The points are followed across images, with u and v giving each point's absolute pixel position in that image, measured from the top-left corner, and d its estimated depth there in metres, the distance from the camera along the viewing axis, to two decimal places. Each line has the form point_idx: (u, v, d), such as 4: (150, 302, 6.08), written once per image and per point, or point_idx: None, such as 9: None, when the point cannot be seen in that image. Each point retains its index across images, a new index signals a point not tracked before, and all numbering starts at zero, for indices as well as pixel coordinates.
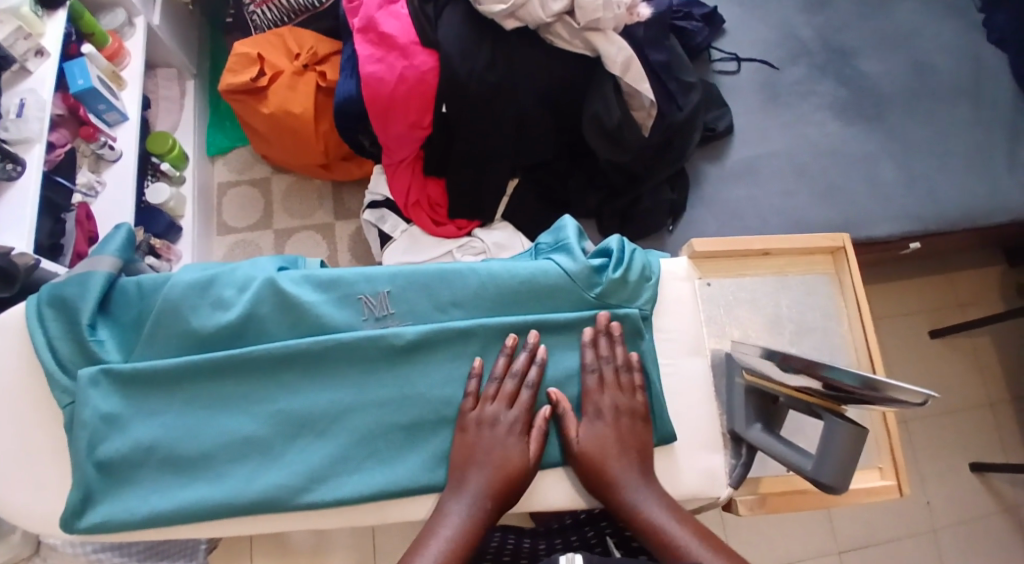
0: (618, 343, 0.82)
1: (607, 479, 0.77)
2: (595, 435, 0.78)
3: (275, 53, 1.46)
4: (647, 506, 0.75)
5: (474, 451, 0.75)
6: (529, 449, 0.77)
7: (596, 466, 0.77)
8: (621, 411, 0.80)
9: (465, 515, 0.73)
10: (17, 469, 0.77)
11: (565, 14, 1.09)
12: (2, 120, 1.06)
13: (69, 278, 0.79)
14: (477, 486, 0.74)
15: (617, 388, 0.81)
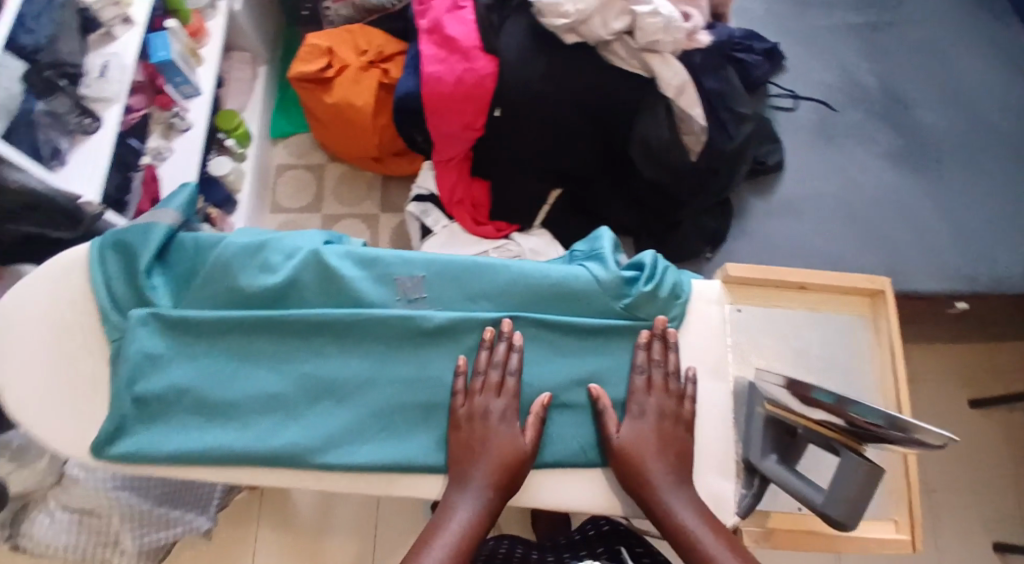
0: (672, 350, 0.81)
1: (643, 479, 0.76)
2: (637, 435, 0.77)
3: (344, 48, 1.51)
4: (681, 511, 0.75)
5: (475, 443, 0.76)
6: (522, 440, 0.77)
7: (634, 466, 0.76)
8: (666, 415, 0.79)
9: (472, 509, 0.74)
10: (57, 396, 0.79)
11: (625, 33, 1.11)
12: (84, 79, 1.13)
13: (133, 225, 0.82)
14: (479, 481, 0.75)
15: (664, 391, 0.80)
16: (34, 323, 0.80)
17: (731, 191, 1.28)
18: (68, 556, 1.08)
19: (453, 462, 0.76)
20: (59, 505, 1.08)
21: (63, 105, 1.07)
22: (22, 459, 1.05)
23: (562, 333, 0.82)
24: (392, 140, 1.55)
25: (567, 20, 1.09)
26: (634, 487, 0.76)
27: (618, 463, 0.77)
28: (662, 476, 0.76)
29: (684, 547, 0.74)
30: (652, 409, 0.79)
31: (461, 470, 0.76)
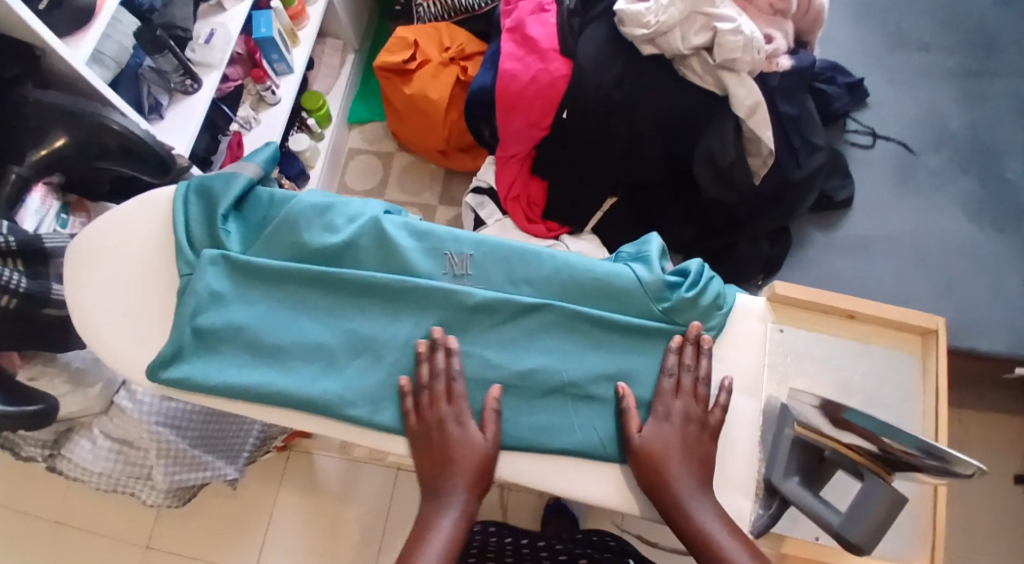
0: (705, 356, 0.78)
1: (664, 479, 0.74)
2: (658, 436, 0.75)
3: (429, 43, 1.67)
4: (703, 515, 0.73)
5: (441, 455, 0.75)
6: (479, 441, 0.75)
7: (653, 468, 0.74)
8: (692, 420, 0.76)
9: (455, 521, 0.73)
10: (123, 322, 0.80)
11: (703, 49, 1.12)
12: (192, 43, 1.26)
13: (216, 173, 0.84)
14: (457, 493, 0.74)
15: (692, 397, 0.77)
16: (111, 249, 0.82)
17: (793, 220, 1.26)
18: (106, 478, 1.16)
19: (427, 474, 0.75)
20: (101, 432, 1.13)
21: (169, 65, 1.17)
22: (78, 382, 1.08)
23: (596, 326, 0.80)
24: (459, 135, 1.71)
25: (646, 31, 1.11)
26: (652, 489, 0.74)
27: (637, 462, 0.75)
28: (687, 482, 0.74)
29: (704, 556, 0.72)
30: (678, 413, 0.76)
31: (437, 482, 0.74)
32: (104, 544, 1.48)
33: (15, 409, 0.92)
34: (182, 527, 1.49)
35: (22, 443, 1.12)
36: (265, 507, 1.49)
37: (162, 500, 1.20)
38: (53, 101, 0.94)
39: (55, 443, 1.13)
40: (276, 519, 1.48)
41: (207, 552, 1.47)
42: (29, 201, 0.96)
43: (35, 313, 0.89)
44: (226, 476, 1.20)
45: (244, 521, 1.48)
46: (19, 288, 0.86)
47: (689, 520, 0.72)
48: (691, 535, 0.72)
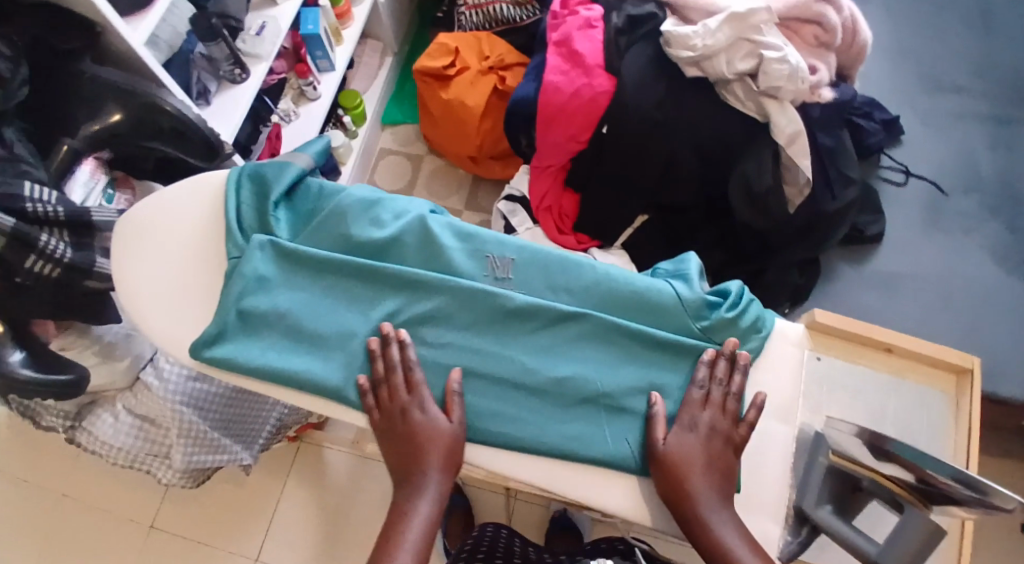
0: (737, 371, 0.78)
1: (684, 491, 0.73)
2: (681, 446, 0.75)
3: (469, 51, 1.71)
4: (722, 528, 0.72)
5: (409, 445, 0.76)
6: (445, 425, 0.76)
7: (677, 480, 0.74)
8: (717, 433, 0.76)
9: (430, 507, 0.75)
10: (168, 299, 0.82)
11: (747, 75, 1.13)
12: (243, 34, 1.28)
13: (270, 161, 0.87)
14: (429, 480, 0.75)
15: (720, 410, 0.77)
16: (159, 225, 0.84)
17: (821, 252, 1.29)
18: (123, 453, 1.16)
19: (399, 463, 0.77)
20: (124, 408, 1.14)
21: (219, 53, 1.20)
22: (107, 355, 1.10)
23: (632, 339, 0.80)
24: (492, 143, 1.73)
25: (693, 53, 1.13)
26: (677, 499, 0.74)
27: (661, 469, 0.75)
28: (710, 494, 0.74)
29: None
30: (705, 425, 0.76)
31: (410, 471, 0.75)
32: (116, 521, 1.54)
33: (44, 378, 0.92)
34: (190, 510, 1.55)
35: (43, 412, 1.13)
36: (272, 497, 1.55)
37: (176, 480, 1.19)
38: (111, 77, 0.96)
39: (78, 414, 1.14)
40: (281, 509, 1.54)
41: (215, 537, 1.53)
42: (80, 173, 0.98)
43: (75, 283, 0.90)
44: (242, 460, 1.21)
45: (246, 513, 1.54)
46: (63, 258, 0.88)
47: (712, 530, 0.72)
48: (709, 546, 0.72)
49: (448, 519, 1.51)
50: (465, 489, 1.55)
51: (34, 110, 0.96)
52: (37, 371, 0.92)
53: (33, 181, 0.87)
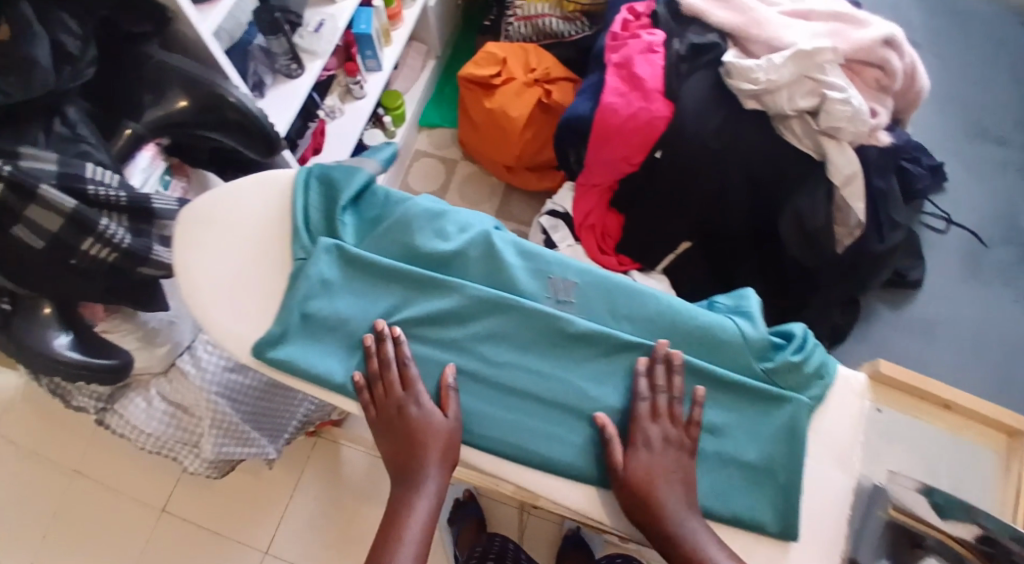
0: (676, 374, 0.79)
1: (652, 498, 0.75)
2: (637, 459, 0.76)
3: (516, 62, 1.71)
4: (690, 529, 0.74)
5: (407, 441, 0.78)
6: (441, 422, 0.78)
7: (645, 487, 0.75)
8: (671, 442, 0.77)
9: (430, 504, 0.76)
10: (229, 295, 0.82)
11: (807, 113, 1.13)
12: (301, 30, 1.28)
13: (339, 164, 0.88)
14: (428, 477, 0.77)
15: (669, 420, 0.78)
16: (224, 218, 0.84)
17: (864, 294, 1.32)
18: (153, 440, 1.15)
19: (398, 460, 0.78)
20: (157, 393, 1.14)
21: (279, 48, 1.19)
22: (149, 341, 1.10)
23: (693, 374, 0.81)
24: (531, 153, 1.74)
25: (754, 86, 1.13)
26: (654, 511, 0.74)
27: (620, 477, 0.76)
28: (681, 505, 0.75)
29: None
30: (658, 436, 0.77)
31: (409, 470, 0.77)
32: (135, 505, 1.54)
33: (90, 362, 0.92)
34: (203, 498, 1.54)
35: (76, 392, 1.13)
36: (286, 490, 1.54)
37: (203, 469, 1.19)
38: (178, 64, 0.95)
39: (111, 397, 1.13)
40: (294, 503, 1.53)
41: (228, 527, 1.52)
42: (139, 159, 0.97)
43: (130, 268, 0.90)
44: (266, 455, 1.20)
45: (261, 505, 1.53)
46: (121, 244, 0.86)
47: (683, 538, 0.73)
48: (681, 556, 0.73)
49: (461, 525, 1.52)
50: (479, 499, 1.58)
51: (98, 93, 0.96)
52: (78, 352, 0.91)
53: (93, 162, 0.87)
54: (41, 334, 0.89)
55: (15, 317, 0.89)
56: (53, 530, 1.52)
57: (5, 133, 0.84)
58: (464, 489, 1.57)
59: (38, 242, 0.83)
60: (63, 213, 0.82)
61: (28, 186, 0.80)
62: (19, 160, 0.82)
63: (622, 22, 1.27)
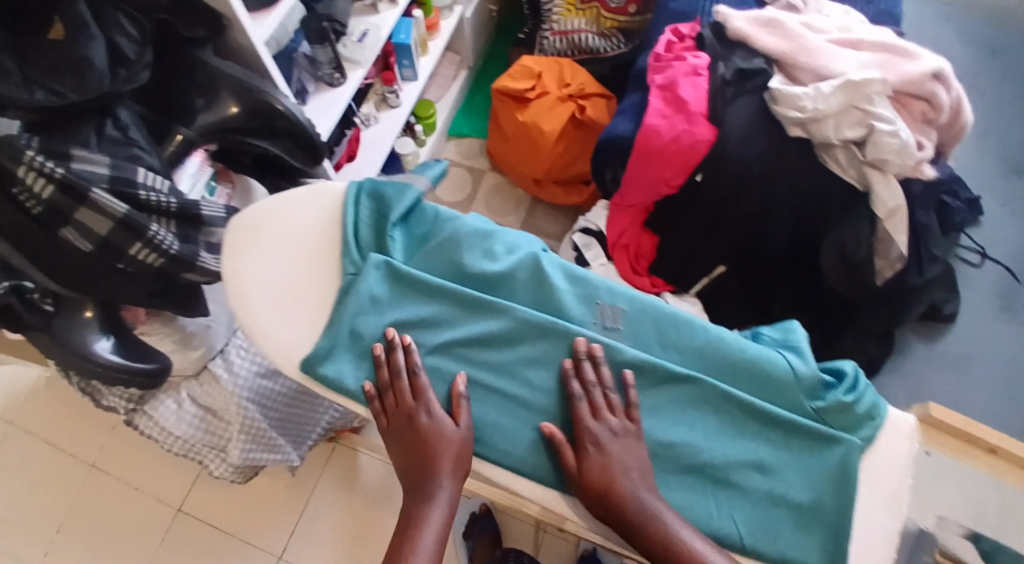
0: (602, 366, 0.81)
1: (614, 490, 0.75)
2: (589, 462, 0.76)
3: (551, 76, 1.71)
4: (658, 510, 0.75)
5: (419, 451, 0.78)
6: (452, 432, 0.78)
7: (602, 478, 0.76)
8: (619, 435, 0.78)
9: (441, 514, 0.77)
10: (278, 307, 0.83)
11: (853, 143, 1.13)
12: (345, 38, 1.31)
13: (391, 181, 0.89)
14: (440, 487, 0.77)
15: (608, 415, 0.79)
16: (276, 230, 0.86)
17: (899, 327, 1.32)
18: (182, 442, 1.15)
19: (410, 469, 0.79)
20: (188, 396, 1.13)
21: (324, 57, 1.23)
22: (184, 344, 1.09)
23: (741, 409, 0.81)
24: (561, 168, 1.73)
25: (801, 114, 1.12)
26: (651, 522, 0.74)
27: (608, 501, 0.75)
28: (688, 532, 0.74)
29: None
30: (607, 434, 0.77)
31: (422, 480, 0.78)
32: (151, 504, 1.53)
33: (125, 365, 0.91)
34: (221, 499, 1.53)
35: (107, 391, 1.11)
36: (303, 494, 1.54)
37: (227, 474, 1.19)
38: (230, 73, 0.95)
39: (140, 398, 1.11)
40: (311, 507, 1.52)
41: (245, 530, 1.50)
42: (188, 164, 0.97)
43: (176, 273, 0.89)
44: (289, 460, 1.23)
45: (278, 507, 1.52)
46: (169, 250, 0.86)
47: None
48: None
49: (475, 540, 1.51)
50: (496, 514, 1.57)
51: (148, 94, 0.95)
52: (118, 356, 0.91)
53: (145, 167, 0.86)
54: (82, 337, 0.89)
55: (58, 318, 0.89)
56: (70, 523, 1.51)
57: (57, 135, 0.84)
58: (480, 503, 1.57)
59: (86, 246, 0.83)
60: (113, 217, 0.81)
61: (79, 189, 0.79)
62: (72, 163, 0.81)
63: (666, 43, 1.28)
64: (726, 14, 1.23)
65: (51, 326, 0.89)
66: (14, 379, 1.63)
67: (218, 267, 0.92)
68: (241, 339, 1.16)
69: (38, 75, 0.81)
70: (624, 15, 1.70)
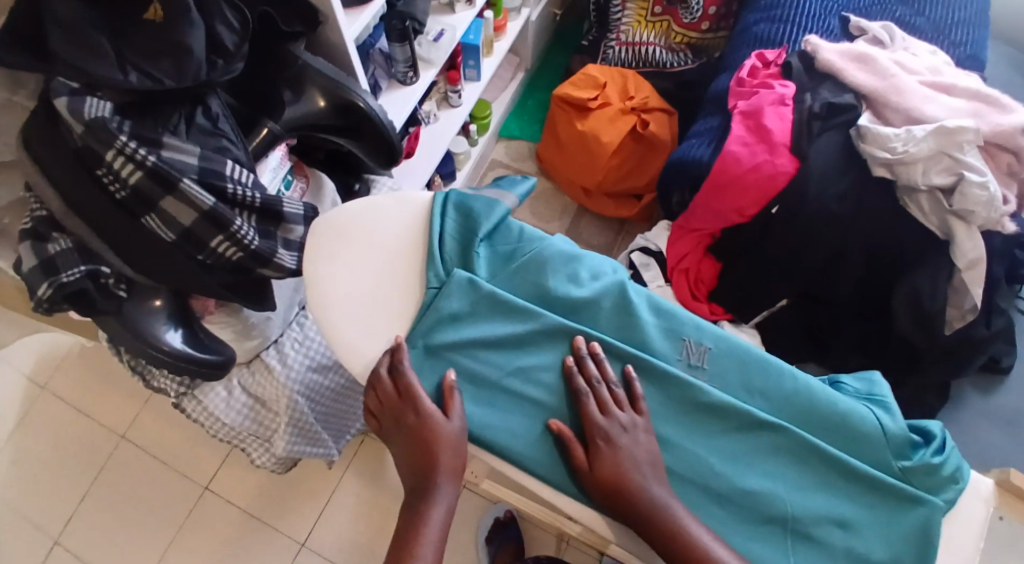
0: (602, 361, 0.80)
1: (625, 485, 0.75)
2: (599, 462, 0.76)
3: (615, 87, 1.68)
4: (667, 502, 0.74)
5: (416, 449, 0.77)
6: (448, 428, 0.76)
7: (614, 477, 0.75)
8: (629, 431, 0.77)
9: (443, 514, 0.77)
10: (356, 313, 0.83)
11: (939, 190, 1.10)
12: (423, 37, 1.31)
13: (479, 195, 0.87)
14: (439, 486, 0.77)
15: (615, 410, 0.77)
16: (359, 235, 0.86)
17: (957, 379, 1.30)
18: (228, 430, 1.13)
19: (412, 470, 0.78)
20: (239, 384, 1.12)
21: (400, 55, 1.22)
22: (243, 335, 1.07)
23: (825, 463, 0.81)
24: (613, 181, 1.70)
25: (890, 155, 1.10)
26: (677, 530, 0.73)
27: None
28: (698, 527, 0.74)
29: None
30: (617, 429, 0.76)
31: (422, 481, 0.78)
32: (175, 483, 1.51)
33: (192, 355, 0.89)
34: (247, 484, 1.51)
35: (158, 373, 1.09)
36: (330, 482, 1.51)
37: (269, 464, 1.19)
38: (322, 70, 0.96)
39: (190, 384, 1.09)
40: (336, 499, 1.49)
41: (270, 515, 1.48)
42: (272, 157, 0.96)
43: (252, 267, 0.89)
44: (328, 455, 1.22)
45: (303, 494, 1.50)
46: (249, 245, 0.86)
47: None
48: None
49: (499, 545, 1.47)
50: (519, 521, 1.52)
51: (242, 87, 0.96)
52: (190, 348, 0.89)
53: (233, 161, 0.86)
54: (152, 326, 0.88)
55: (129, 305, 0.88)
56: (95, 492, 1.50)
57: (146, 119, 0.83)
58: (505, 510, 1.51)
59: (169, 235, 0.83)
60: (198, 210, 0.81)
61: (170, 179, 0.79)
62: (161, 150, 0.81)
63: (751, 68, 1.28)
64: (817, 45, 1.24)
65: (120, 312, 0.87)
66: (48, 347, 1.62)
67: (294, 264, 0.92)
68: (296, 331, 1.14)
69: (134, 57, 0.79)
70: (697, 32, 1.70)
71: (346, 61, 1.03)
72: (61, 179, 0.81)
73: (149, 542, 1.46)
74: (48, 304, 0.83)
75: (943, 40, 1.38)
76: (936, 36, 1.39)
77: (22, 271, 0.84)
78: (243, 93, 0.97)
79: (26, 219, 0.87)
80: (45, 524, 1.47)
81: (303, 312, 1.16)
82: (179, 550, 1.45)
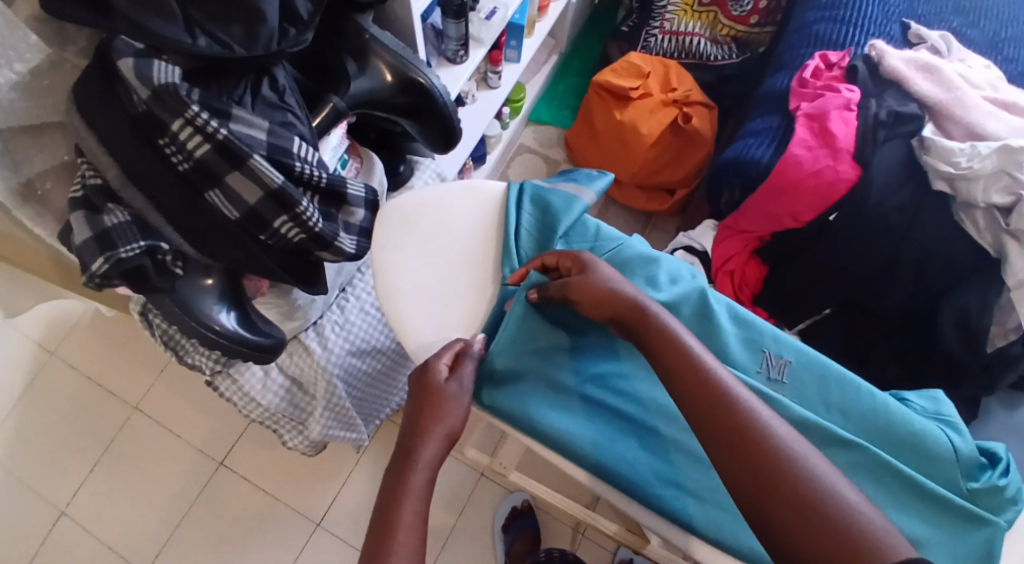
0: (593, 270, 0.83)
1: (742, 426, 0.65)
2: (587, 283, 0.76)
3: (657, 77, 1.64)
4: (794, 446, 0.64)
5: (427, 404, 0.73)
6: (452, 390, 0.74)
7: (732, 425, 0.66)
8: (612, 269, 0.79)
9: (426, 480, 0.69)
10: (429, 301, 0.81)
11: (997, 208, 1.08)
12: (474, 14, 1.26)
13: (556, 188, 0.86)
14: (425, 446, 0.71)
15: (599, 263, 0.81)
16: (430, 225, 0.84)
17: (988, 397, 1.15)
18: (262, 410, 1.09)
19: (410, 416, 0.73)
20: (276, 365, 1.08)
21: (454, 32, 1.17)
22: (285, 318, 1.03)
23: (902, 482, 0.78)
24: (648, 173, 1.66)
25: (953, 170, 1.08)
26: (815, 486, 0.62)
27: (818, 520, 0.61)
28: (841, 484, 0.63)
29: (828, 547, 0.60)
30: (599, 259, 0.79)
31: (405, 444, 0.72)
32: (186, 457, 1.46)
33: (249, 340, 0.87)
34: (262, 462, 1.46)
35: (192, 349, 1.03)
36: (346, 464, 1.46)
37: (301, 447, 1.15)
38: (387, 44, 0.91)
39: (229, 363, 1.03)
40: (352, 481, 1.45)
41: (284, 492, 1.44)
42: (333, 135, 0.93)
43: (312, 250, 0.86)
44: (358, 440, 1.18)
45: (320, 476, 1.45)
46: (313, 227, 0.82)
47: (807, 484, 0.62)
48: (813, 526, 0.61)
49: (515, 536, 1.36)
50: (537, 511, 1.41)
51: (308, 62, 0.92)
52: (243, 330, 0.87)
53: (301, 137, 0.81)
54: (205, 306, 0.84)
55: (182, 283, 0.84)
56: (105, 463, 1.45)
57: (212, 87, 0.78)
58: (523, 499, 1.40)
59: (233, 213, 0.79)
60: (265, 187, 0.77)
61: (240, 155, 0.74)
62: (228, 123, 0.76)
63: (814, 69, 1.26)
64: (883, 51, 1.23)
65: (174, 290, 0.83)
66: (56, 314, 1.56)
67: (352, 248, 0.88)
68: (336, 313, 1.10)
69: (201, 17, 0.73)
70: (744, 25, 1.68)
71: (411, 35, 0.99)
72: (118, 148, 0.76)
73: (157, 517, 1.41)
74: (100, 278, 0.78)
75: (996, 55, 1.33)
76: (990, 49, 1.34)
77: (73, 242, 0.79)
78: (311, 68, 0.93)
79: (77, 185, 0.82)
80: (49, 495, 1.42)
81: (342, 294, 1.13)
82: (192, 524, 1.41)
